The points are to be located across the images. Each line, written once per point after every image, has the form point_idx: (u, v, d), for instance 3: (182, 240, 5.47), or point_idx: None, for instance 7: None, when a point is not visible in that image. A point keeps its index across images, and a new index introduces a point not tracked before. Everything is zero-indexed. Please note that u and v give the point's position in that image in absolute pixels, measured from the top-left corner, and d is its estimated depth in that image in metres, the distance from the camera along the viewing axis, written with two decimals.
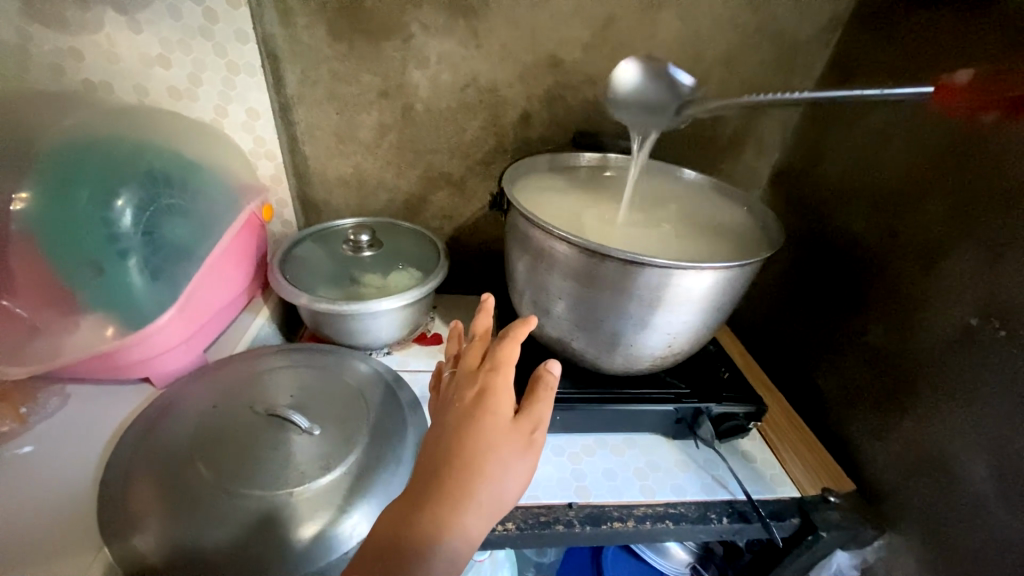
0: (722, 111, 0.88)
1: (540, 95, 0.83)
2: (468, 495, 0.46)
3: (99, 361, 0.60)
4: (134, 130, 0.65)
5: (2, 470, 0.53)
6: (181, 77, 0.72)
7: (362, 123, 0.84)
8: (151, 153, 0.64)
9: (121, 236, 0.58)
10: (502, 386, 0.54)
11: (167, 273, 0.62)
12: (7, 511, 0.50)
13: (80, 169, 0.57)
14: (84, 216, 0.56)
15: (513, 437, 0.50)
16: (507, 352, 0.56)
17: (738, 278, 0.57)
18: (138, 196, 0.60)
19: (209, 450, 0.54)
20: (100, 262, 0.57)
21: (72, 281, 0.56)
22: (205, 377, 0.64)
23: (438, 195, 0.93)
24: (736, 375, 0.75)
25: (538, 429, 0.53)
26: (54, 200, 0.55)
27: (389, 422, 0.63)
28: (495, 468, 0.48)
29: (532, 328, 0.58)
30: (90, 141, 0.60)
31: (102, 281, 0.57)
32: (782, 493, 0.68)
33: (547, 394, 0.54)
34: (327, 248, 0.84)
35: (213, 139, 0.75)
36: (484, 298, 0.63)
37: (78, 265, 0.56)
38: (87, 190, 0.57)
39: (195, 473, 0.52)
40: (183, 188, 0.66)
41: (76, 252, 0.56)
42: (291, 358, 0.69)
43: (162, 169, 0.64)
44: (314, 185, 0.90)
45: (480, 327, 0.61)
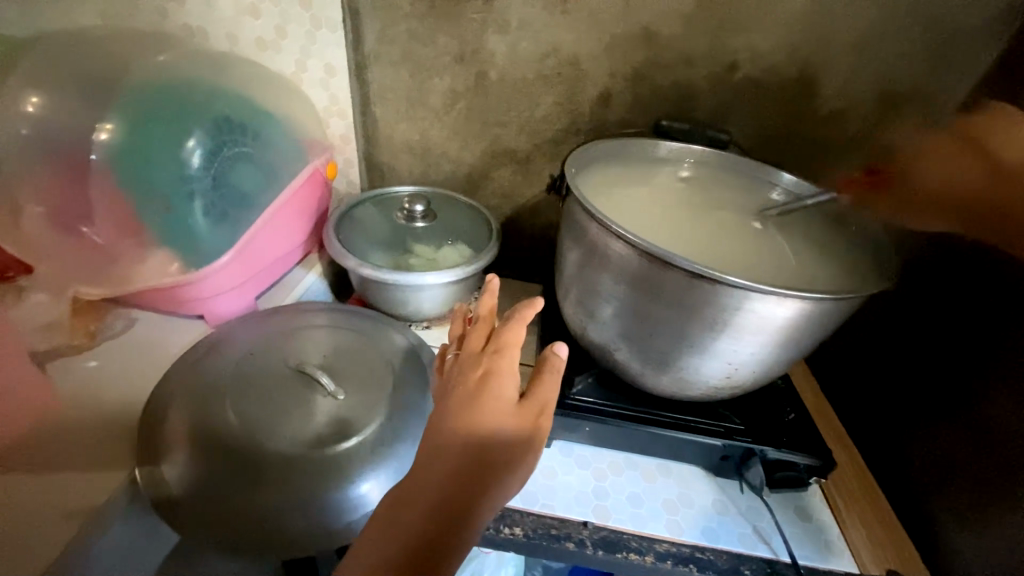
0: (842, 110, 0.74)
1: (626, 73, 0.75)
2: (480, 477, 0.43)
3: (162, 294, 0.63)
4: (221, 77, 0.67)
5: (71, 377, 0.59)
6: (267, 28, 0.73)
7: (433, 89, 0.81)
8: (229, 100, 0.66)
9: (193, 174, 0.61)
10: (506, 370, 0.49)
11: (231, 218, 0.65)
12: (69, 417, 0.55)
13: (162, 109, 0.60)
14: (161, 154, 0.59)
15: (517, 424, 0.46)
16: (513, 333, 0.51)
17: (825, 312, 0.48)
18: (210, 135, 0.63)
19: (245, 398, 0.56)
20: (171, 200, 0.60)
21: (145, 217, 0.60)
22: (252, 323, 0.66)
23: (501, 172, 0.88)
24: (803, 419, 0.65)
25: (545, 415, 0.47)
26: (137, 134, 0.58)
27: (409, 395, 0.61)
28: (500, 452, 0.44)
29: (539, 311, 0.52)
30: (179, 82, 0.63)
31: (172, 218, 0.61)
32: (838, 566, 0.58)
33: (555, 374, 0.49)
34: (382, 214, 0.84)
35: (291, 94, 0.76)
36: (488, 279, 0.58)
37: (153, 201, 0.60)
38: (168, 129, 0.60)
39: (228, 420, 0.53)
40: (255, 136, 0.68)
41: (153, 189, 0.59)
42: (330, 317, 0.70)
43: (237, 117, 0.66)
44: (381, 149, 0.89)
45: (486, 307, 0.56)
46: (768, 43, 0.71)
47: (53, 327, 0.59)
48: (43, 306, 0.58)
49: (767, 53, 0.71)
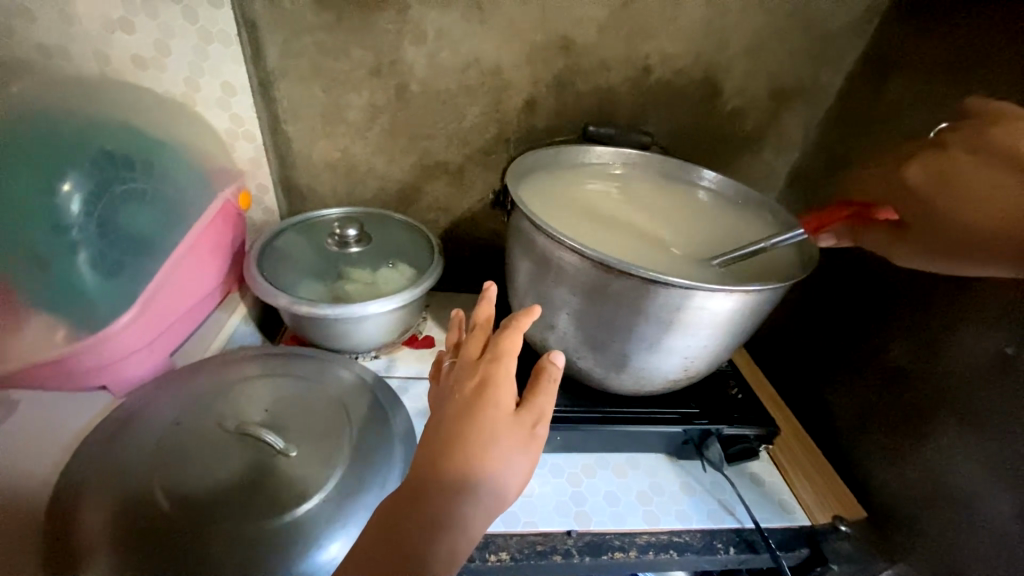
0: (744, 106, 0.81)
1: (549, 80, 0.76)
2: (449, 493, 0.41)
3: (48, 369, 0.53)
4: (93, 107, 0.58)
5: None
6: (145, 44, 0.63)
7: (351, 104, 0.76)
8: (108, 133, 0.58)
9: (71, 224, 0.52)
10: (504, 377, 0.47)
11: (128, 268, 0.57)
12: None
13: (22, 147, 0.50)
14: (26, 204, 0.50)
15: (514, 431, 0.44)
16: (511, 342, 0.48)
17: (762, 301, 0.52)
18: (88, 175, 0.54)
19: (176, 474, 0.49)
20: (47, 256, 0.51)
21: (16, 282, 0.49)
22: (171, 386, 0.58)
23: (434, 185, 0.85)
24: (748, 396, 0.70)
25: (541, 423, 0.46)
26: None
27: (372, 436, 0.57)
28: (485, 463, 0.42)
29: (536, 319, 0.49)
30: (43, 114, 0.53)
31: (50, 278, 0.51)
32: (792, 521, 0.64)
33: (551, 384, 0.48)
34: (310, 241, 0.77)
35: (185, 117, 0.68)
36: (486, 286, 0.53)
37: (22, 261, 0.49)
38: (34, 173, 0.50)
39: (158, 504, 0.47)
40: (146, 171, 0.61)
41: (20, 246, 0.49)
42: (267, 364, 0.63)
43: (122, 152, 0.58)
44: (299, 171, 0.82)
45: (482, 315, 0.53)
46: (676, 46, 0.75)
47: None
48: None
49: (676, 56, 0.76)
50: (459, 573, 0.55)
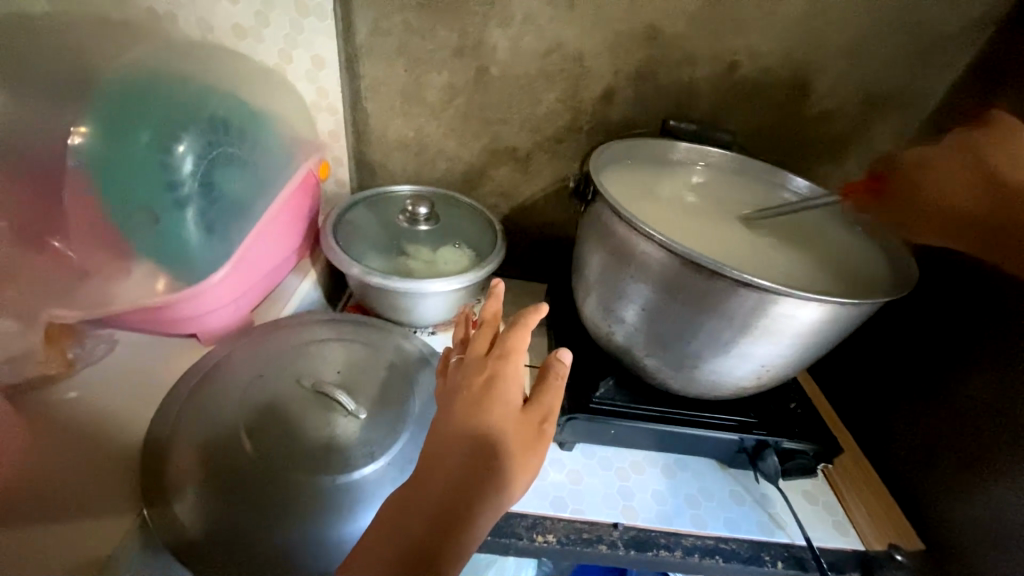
0: (831, 111, 0.78)
1: (630, 71, 0.75)
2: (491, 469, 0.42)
3: (147, 315, 0.57)
4: (199, 75, 0.61)
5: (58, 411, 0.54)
6: (248, 14, 0.66)
7: (431, 84, 0.77)
8: (214, 99, 0.61)
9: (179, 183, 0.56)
10: (511, 375, 0.47)
11: (222, 228, 0.60)
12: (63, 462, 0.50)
13: (141, 107, 0.55)
14: (143, 159, 0.54)
15: (521, 428, 0.45)
16: (517, 340, 0.50)
17: (849, 316, 0.50)
18: (199, 140, 0.58)
19: (257, 423, 0.52)
20: (156, 210, 0.55)
21: (129, 232, 0.54)
22: (251, 341, 0.62)
23: (501, 170, 0.86)
24: (807, 411, 0.68)
25: (548, 422, 0.46)
26: (115, 138, 0.53)
27: (434, 408, 0.59)
28: (488, 457, 0.42)
29: (544, 316, 0.51)
30: (156, 82, 0.57)
31: (158, 230, 0.55)
32: (846, 545, 0.63)
33: (557, 382, 0.49)
34: (382, 216, 0.80)
35: (281, 90, 0.71)
36: (494, 283, 0.56)
37: (135, 213, 0.54)
38: (152, 132, 0.55)
39: (243, 449, 0.50)
40: (244, 138, 0.64)
41: (133, 197, 0.54)
42: (338, 330, 0.66)
43: (226, 118, 0.62)
44: (373, 147, 0.84)
45: (490, 313, 0.54)
46: (767, 44, 0.72)
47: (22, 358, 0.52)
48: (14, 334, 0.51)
49: (766, 54, 0.73)
50: (506, 549, 0.57)
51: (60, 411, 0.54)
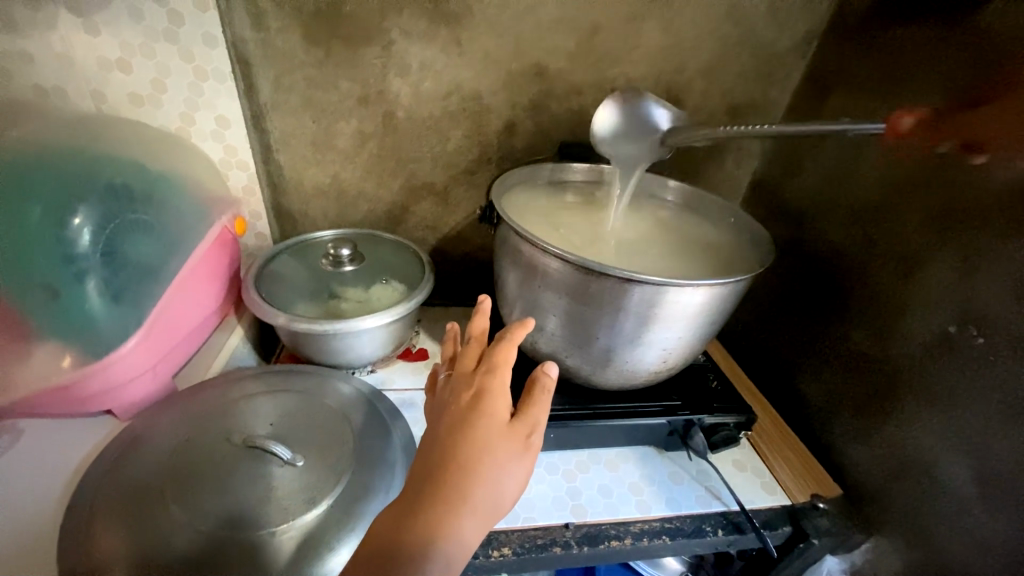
0: (703, 122, 0.89)
1: (526, 104, 0.82)
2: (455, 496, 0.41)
3: (54, 396, 0.55)
4: (93, 145, 0.61)
5: None
6: (143, 83, 0.66)
7: (340, 132, 0.80)
8: (109, 165, 0.61)
9: (83, 257, 0.56)
10: (498, 389, 0.48)
11: (131, 295, 0.59)
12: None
13: (30, 181, 0.53)
14: (38, 235, 0.53)
15: (507, 440, 0.45)
16: (504, 355, 0.50)
17: (729, 294, 0.57)
18: (101, 211, 0.58)
19: (188, 488, 0.51)
20: (56, 285, 0.54)
21: (27, 311, 0.53)
22: (175, 405, 0.60)
23: (422, 205, 0.90)
24: (724, 385, 0.76)
25: (534, 434, 0.47)
26: (7, 218, 0.51)
27: (379, 447, 0.59)
28: (476, 476, 0.42)
29: (530, 331, 0.52)
30: (49, 154, 0.56)
31: (59, 306, 0.54)
32: (774, 502, 0.69)
33: (544, 396, 0.49)
34: (305, 263, 0.80)
35: (178, 151, 0.71)
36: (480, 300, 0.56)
37: (34, 290, 0.53)
38: (46, 205, 0.54)
39: (173, 518, 0.48)
40: (146, 202, 0.63)
41: (31, 274, 0.52)
42: (269, 381, 0.66)
43: (125, 184, 0.61)
44: (291, 196, 0.85)
45: (477, 330, 0.55)
46: (639, 71, 0.82)
47: None
48: None
49: (640, 80, 0.83)
50: (465, 571, 0.58)
51: None
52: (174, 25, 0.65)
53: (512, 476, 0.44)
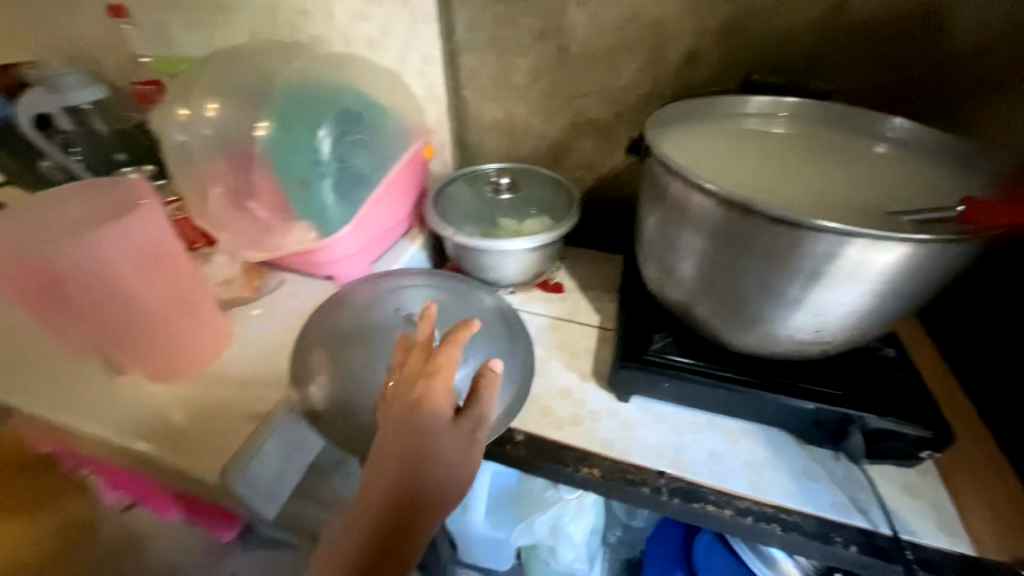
0: (979, 43, 0.64)
1: (713, 30, 0.73)
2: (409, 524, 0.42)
3: (303, 258, 0.79)
4: (340, 78, 0.80)
5: (248, 325, 0.75)
6: (374, 29, 0.84)
7: (518, 68, 0.86)
8: (345, 93, 0.79)
9: (320, 162, 0.75)
10: (440, 391, 0.43)
11: (350, 195, 0.78)
12: (245, 360, 0.70)
13: (299, 104, 0.76)
14: (301, 142, 0.74)
15: (455, 440, 0.44)
16: (448, 358, 0.44)
17: (935, 259, 0.45)
18: (335, 128, 0.77)
19: (367, 339, 0.70)
20: (307, 180, 0.75)
21: (290, 195, 0.75)
22: (367, 282, 0.79)
23: (583, 144, 0.91)
24: (913, 388, 0.60)
25: (479, 428, 0.45)
26: (284, 128, 0.74)
27: (496, 346, 0.70)
28: (427, 480, 0.42)
29: (474, 330, 0.44)
30: (309, 84, 0.78)
31: (308, 195, 0.75)
32: (949, 545, 0.54)
33: (488, 390, 0.45)
34: (473, 189, 0.91)
35: (393, 83, 0.87)
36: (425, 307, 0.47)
37: (294, 180, 0.74)
38: (305, 122, 0.75)
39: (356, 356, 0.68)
40: (367, 124, 0.81)
41: (294, 169, 0.74)
42: (430, 279, 0.80)
43: (354, 108, 0.79)
44: (471, 130, 0.97)
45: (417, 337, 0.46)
46: None
47: (231, 282, 0.78)
48: (225, 267, 0.79)
49: None
50: (554, 476, 0.63)
51: (245, 323, 0.75)
52: None
53: (460, 475, 0.44)
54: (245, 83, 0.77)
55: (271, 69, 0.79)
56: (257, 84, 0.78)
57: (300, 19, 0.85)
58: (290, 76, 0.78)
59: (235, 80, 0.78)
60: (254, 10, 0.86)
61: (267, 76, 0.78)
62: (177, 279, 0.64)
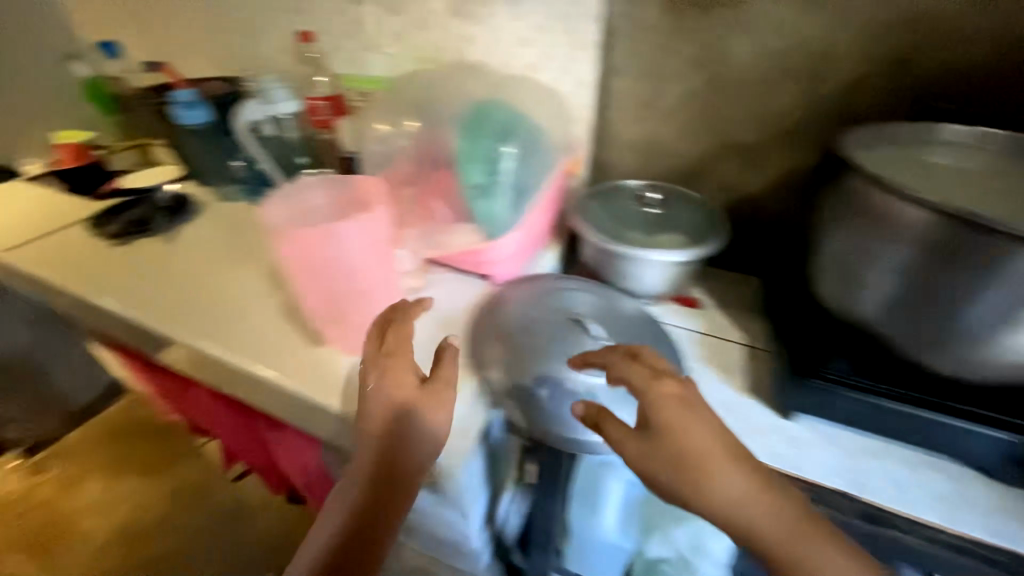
0: None
1: (883, 59, 0.75)
2: (392, 497, 0.62)
3: (466, 256, 0.84)
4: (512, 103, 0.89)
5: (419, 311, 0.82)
6: (534, 55, 0.91)
7: (669, 92, 0.91)
8: (517, 116, 0.87)
9: (494, 171, 0.80)
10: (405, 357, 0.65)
11: (519, 206, 0.82)
12: (421, 341, 0.77)
13: (482, 122, 0.83)
14: (484, 156, 0.81)
15: (425, 402, 0.62)
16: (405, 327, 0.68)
17: None
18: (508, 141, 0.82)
19: (534, 333, 0.73)
20: (485, 189, 0.80)
21: (470, 202, 0.80)
22: (523, 284, 0.84)
23: (725, 166, 0.93)
24: None
25: (448, 388, 0.64)
26: (471, 143, 0.81)
27: (655, 355, 0.73)
28: (397, 438, 0.61)
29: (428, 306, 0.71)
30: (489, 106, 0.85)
31: (486, 203, 0.80)
32: None
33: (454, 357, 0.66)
34: (615, 202, 0.95)
35: (552, 107, 0.94)
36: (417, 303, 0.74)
37: (474, 190, 0.80)
38: (489, 138, 0.82)
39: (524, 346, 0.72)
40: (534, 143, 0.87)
41: (476, 179, 0.80)
42: (580, 284, 0.84)
43: (525, 127, 0.86)
44: (609, 150, 1.02)
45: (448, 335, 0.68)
46: None
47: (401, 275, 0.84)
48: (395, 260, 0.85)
49: None
50: None
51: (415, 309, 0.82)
52: (570, 6, 0.85)
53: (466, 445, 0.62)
54: (430, 100, 0.87)
55: (450, 88, 0.89)
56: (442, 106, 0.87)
57: (466, 46, 0.96)
58: (472, 99, 0.87)
59: (425, 103, 0.89)
60: (427, 36, 0.98)
61: (451, 99, 0.88)
62: (384, 268, 0.73)
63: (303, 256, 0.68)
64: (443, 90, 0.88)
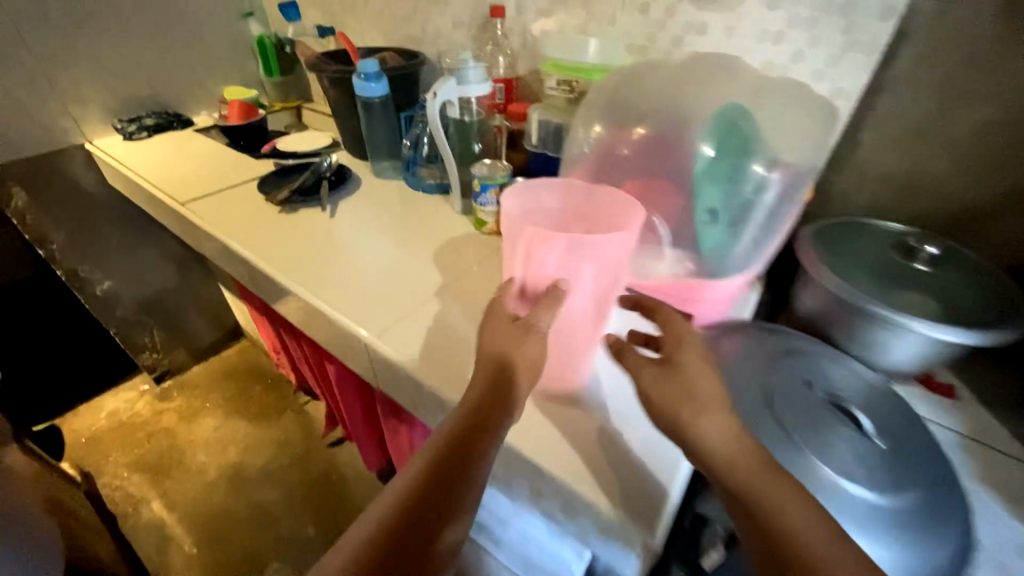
0: None
1: None
2: (482, 442, 0.49)
3: (670, 289, 0.67)
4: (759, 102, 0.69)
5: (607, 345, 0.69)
6: (784, 53, 0.77)
7: (961, 118, 0.73)
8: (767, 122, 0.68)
9: (752, 203, 0.65)
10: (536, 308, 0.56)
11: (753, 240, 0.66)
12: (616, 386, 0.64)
13: (730, 125, 0.64)
14: (725, 172, 0.64)
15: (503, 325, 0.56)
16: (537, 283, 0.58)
17: None
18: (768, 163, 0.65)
19: (782, 411, 0.58)
20: (717, 215, 0.65)
21: (695, 226, 0.65)
22: (745, 337, 0.68)
23: (1014, 218, 0.74)
24: None
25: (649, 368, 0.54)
26: (712, 152, 0.64)
27: (939, 477, 0.56)
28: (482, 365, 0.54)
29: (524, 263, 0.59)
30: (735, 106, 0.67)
31: (714, 231, 0.65)
32: None
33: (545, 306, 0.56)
34: (865, 245, 0.75)
35: (807, 108, 0.73)
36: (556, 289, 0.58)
37: (705, 212, 0.65)
38: (735, 149, 0.64)
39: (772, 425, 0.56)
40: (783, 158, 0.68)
41: (709, 200, 0.65)
42: (822, 350, 0.68)
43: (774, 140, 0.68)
44: (843, 175, 0.86)
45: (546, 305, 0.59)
46: None
47: None
48: None
49: None
50: None
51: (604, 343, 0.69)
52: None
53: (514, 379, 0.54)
54: (660, 97, 0.72)
55: (681, 81, 0.71)
56: (669, 100, 0.71)
57: (694, 36, 0.82)
58: (709, 92, 0.69)
59: (641, 95, 0.73)
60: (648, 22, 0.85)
61: (679, 91, 0.71)
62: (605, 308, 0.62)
63: (514, 259, 0.60)
64: (677, 86, 0.71)
